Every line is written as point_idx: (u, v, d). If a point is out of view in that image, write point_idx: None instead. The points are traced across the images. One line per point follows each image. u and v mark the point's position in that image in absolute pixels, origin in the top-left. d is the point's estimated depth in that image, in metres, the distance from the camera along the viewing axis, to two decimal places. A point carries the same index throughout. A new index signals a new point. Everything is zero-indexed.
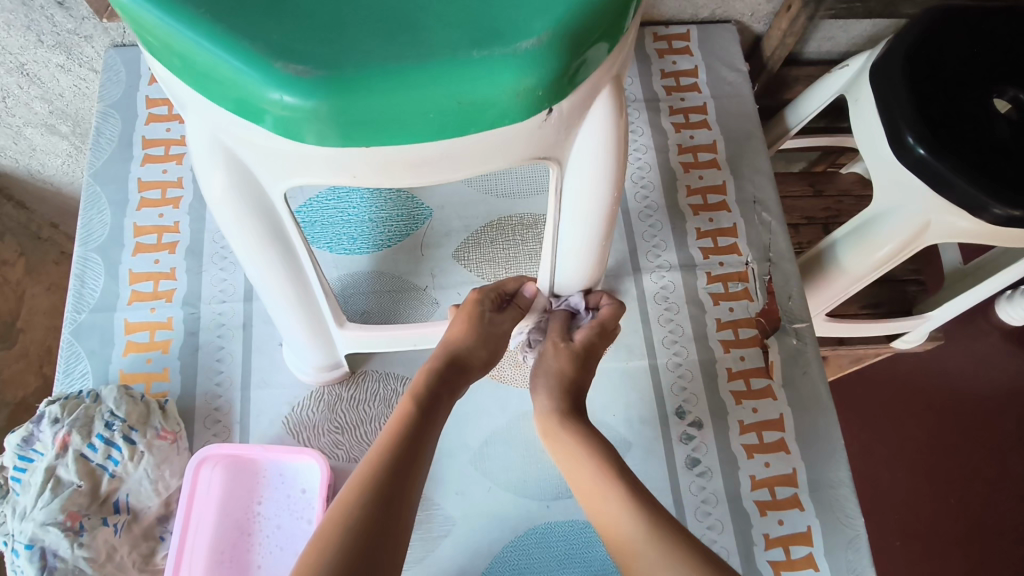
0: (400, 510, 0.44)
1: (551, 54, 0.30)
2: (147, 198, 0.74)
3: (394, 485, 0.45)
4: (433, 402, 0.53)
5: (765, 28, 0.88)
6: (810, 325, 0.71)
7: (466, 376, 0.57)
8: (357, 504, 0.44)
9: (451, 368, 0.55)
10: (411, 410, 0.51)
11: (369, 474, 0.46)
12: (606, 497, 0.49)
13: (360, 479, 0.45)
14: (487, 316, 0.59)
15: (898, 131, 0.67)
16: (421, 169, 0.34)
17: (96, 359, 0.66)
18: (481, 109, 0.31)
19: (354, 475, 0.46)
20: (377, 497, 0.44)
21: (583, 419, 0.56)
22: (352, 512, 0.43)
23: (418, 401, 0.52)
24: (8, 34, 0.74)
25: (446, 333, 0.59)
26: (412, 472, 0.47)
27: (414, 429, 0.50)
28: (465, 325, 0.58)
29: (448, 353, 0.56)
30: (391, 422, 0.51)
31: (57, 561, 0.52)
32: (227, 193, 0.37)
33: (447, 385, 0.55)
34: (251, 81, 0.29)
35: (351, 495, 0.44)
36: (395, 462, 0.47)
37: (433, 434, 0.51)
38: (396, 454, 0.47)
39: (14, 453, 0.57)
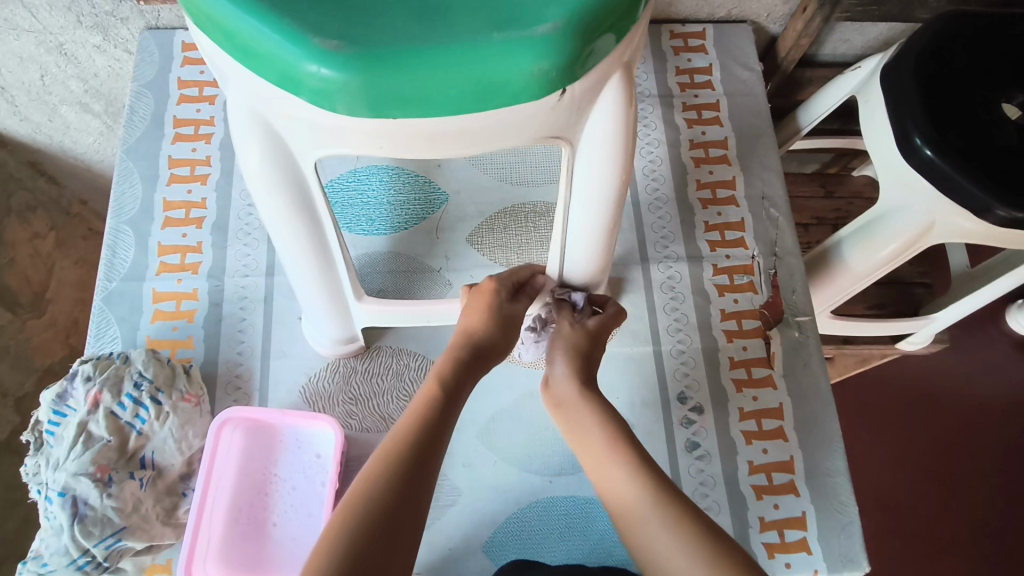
0: (420, 486, 0.47)
1: (565, 40, 0.32)
2: (177, 174, 0.77)
3: (416, 462, 0.48)
4: (456, 387, 0.55)
5: (780, 28, 0.90)
6: (813, 319, 0.73)
7: (485, 365, 0.59)
8: (380, 476, 0.46)
9: (472, 356, 0.58)
10: (434, 392, 0.53)
11: (393, 453, 0.48)
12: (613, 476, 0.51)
13: (387, 455, 0.48)
14: (505, 308, 0.60)
15: (906, 133, 0.69)
16: (443, 142, 0.36)
17: (125, 325, 0.70)
18: (500, 89, 0.33)
19: (379, 450, 0.49)
20: (401, 476, 0.47)
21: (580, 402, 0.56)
22: (374, 485, 0.46)
23: (441, 386, 0.54)
24: (49, 14, 0.78)
25: (463, 320, 0.60)
26: (432, 452, 0.49)
27: (437, 417, 0.52)
28: (483, 313, 0.59)
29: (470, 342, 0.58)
30: (415, 403, 0.53)
31: (88, 509, 0.56)
32: (261, 164, 0.39)
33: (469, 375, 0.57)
34: (291, 56, 0.31)
35: (375, 467, 0.47)
36: (417, 441, 0.49)
37: (454, 417, 0.53)
38: (421, 440, 0.50)
39: (49, 408, 0.60)
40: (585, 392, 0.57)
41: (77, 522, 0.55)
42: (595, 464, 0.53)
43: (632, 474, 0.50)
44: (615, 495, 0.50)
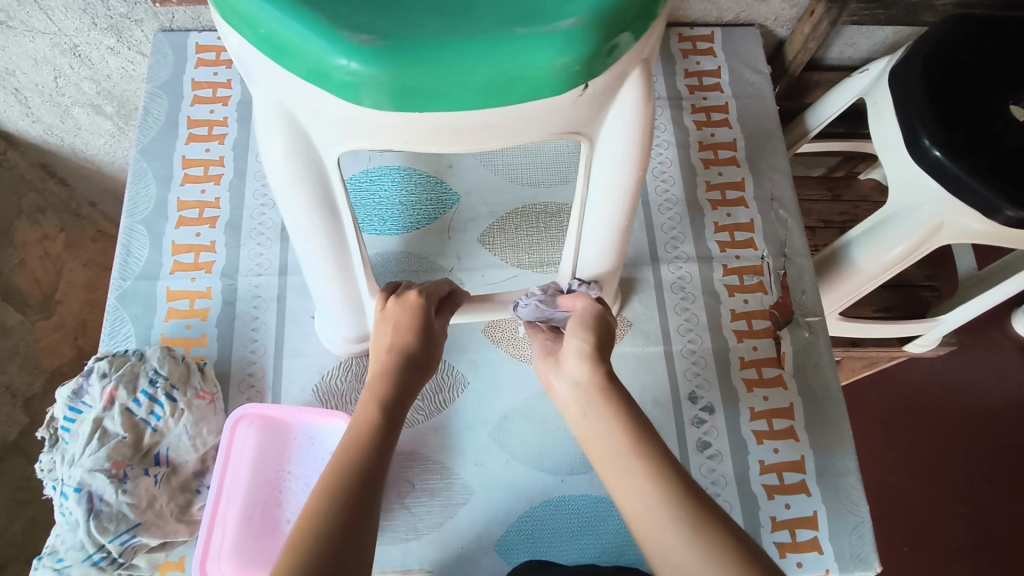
0: (368, 512, 0.44)
1: (588, 36, 0.32)
2: (191, 174, 0.77)
3: (361, 487, 0.45)
4: (395, 402, 0.52)
5: (788, 32, 0.90)
6: (822, 319, 0.74)
7: (422, 376, 0.57)
8: (327, 507, 0.44)
9: (409, 368, 0.55)
10: (374, 412, 0.51)
11: (335, 479, 0.46)
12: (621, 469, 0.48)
13: (330, 484, 0.45)
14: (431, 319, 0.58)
15: (915, 134, 0.69)
16: (467, 135, 0.37)
17: (139, 323, 0.70)
18: (525, 84, 0.33)
19: (321, 479, 0.46)
20: (348, 503, 0.44)
21: (598, 387, 0.54)
22: (321, 515, 0.43)
23: (381, 404, 0.52)
24: (65, 16, 0.78)
25: (382, 330, 0.58)
26: (377, 474, 0.47)
27: (377, 435, 0.49)
28: (408, 322, 0.57)
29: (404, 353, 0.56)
30: (353, 424, 0.50)
31: (103, 505, 0.56)
32: (284, 159, 0.40)
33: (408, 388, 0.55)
34: (320, 51, 0.32)
35: (320, 496, 0.44)
36: (361, 465, 0.47)
37: (396, 433, 0.51)
38: (364, 462, 0.47)
39: (65, 404, 0.60)
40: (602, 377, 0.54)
41: (93, 518, 0.55)
42: (601, 458, 0.50)
43: (646, 471, 0.47)
44: (622, 491, 0.47)
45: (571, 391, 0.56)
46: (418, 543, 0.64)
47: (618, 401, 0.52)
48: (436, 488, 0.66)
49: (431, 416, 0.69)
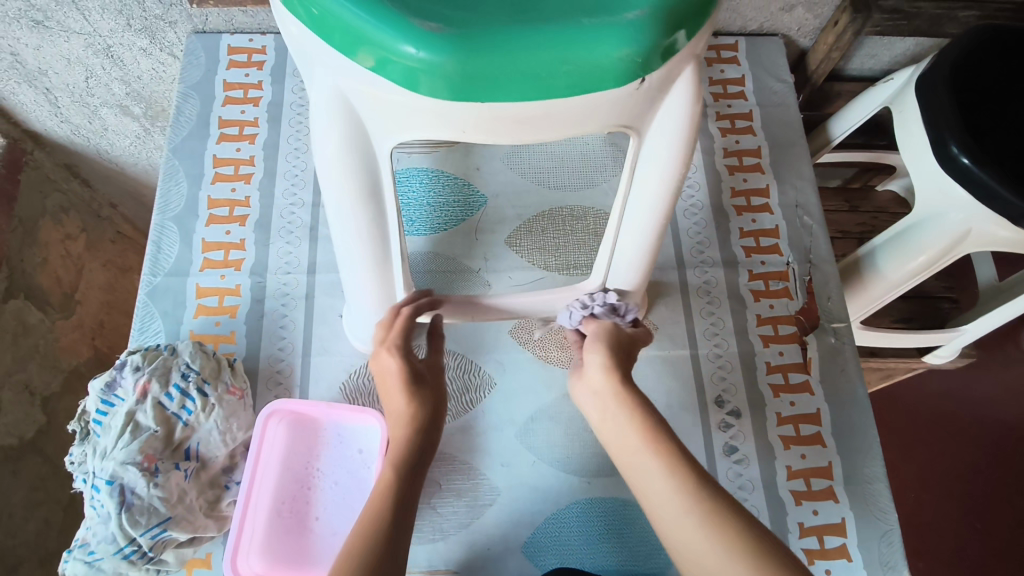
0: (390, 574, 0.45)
1: (651, 28, 0.33)
2: (221, 173, 0.78)
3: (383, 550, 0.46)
4: (409, 464, 0.53)
5: (810, 42, 0.91)
6: (849, 326, 0.74)
7: (435, 429, 0.57)
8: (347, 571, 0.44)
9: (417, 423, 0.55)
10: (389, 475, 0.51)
11: (357, 545, 0.46)
12: (644, 471, 0.50)
13: (349, 550, 0.46)
14: (410, 365, 0.58)
15: (943, 141, 0.70)
16: (525, 126, 0.37)
17: (169, 319, 0.71)
18: (587, 73, 0.34)
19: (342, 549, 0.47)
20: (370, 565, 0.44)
21: (619, 393, 0.54)
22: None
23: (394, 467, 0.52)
24: (101, 17, 0.78)
25: (391, 408, 0.57)
26: (394, 534, 0.47)
27: (391, 507, 0.49)
28: (398, 378, 0.57)
29: (413, 422, 0.55)
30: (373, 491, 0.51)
31: (134, 498, 0.56)
32: (338, 149, 0.40)
33: (421, 455, 0.54)
34: (389, 39, 0.33)
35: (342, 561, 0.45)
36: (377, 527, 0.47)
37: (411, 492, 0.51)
38: (380, 522, 0.48)
39: (98, 397, 0.61)
40: (624, 381, 0.55)
41: (125, 510, 0.55)
42: (628, 461, 0.52)
43: (669, 470, 0.48)
44: (649, 492, 0.49)
45: (591, 400, 0.57)
46: (444, 544, 0.64)
47: (635, 402, 0.53)
48: (462, 488, 0.66)
49: (458, 416, 0.69)
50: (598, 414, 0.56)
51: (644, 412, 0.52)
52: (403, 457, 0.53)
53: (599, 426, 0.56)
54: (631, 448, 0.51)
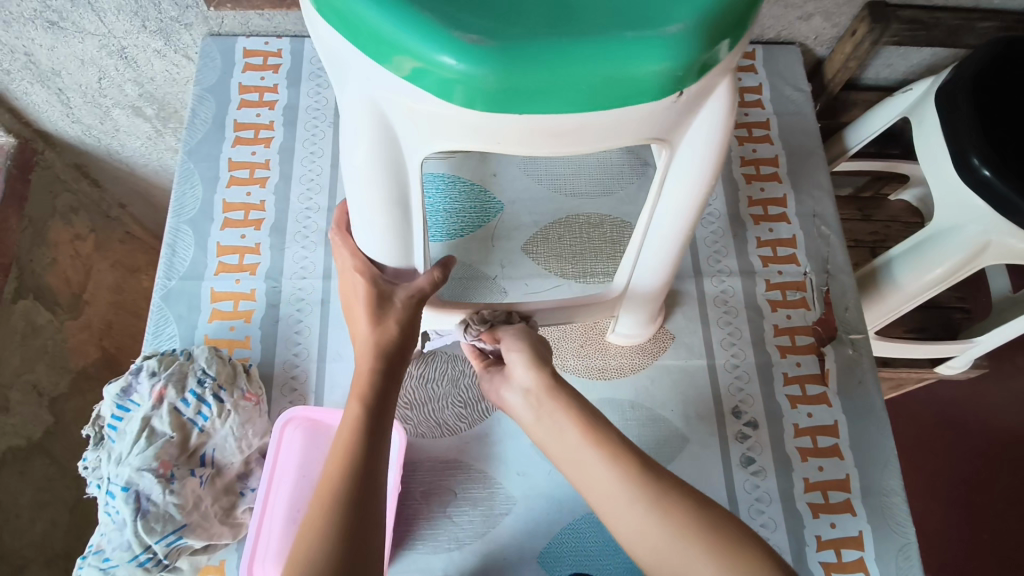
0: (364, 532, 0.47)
1: (694, 41, 0.32)
2: (236, 177, 0.78)
3: (354, 510, 0.47)
4: (378, 409, 0.52)
5: (827, 51, 0.90)
6: (867, 337, 0.73)
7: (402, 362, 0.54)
8: (321, 535, 0.46)
9: (387, 363, 0.53)
10: (356, 422, 0.50)
11: (329, 504, 0.47)
12: (588, 466, 0.51)
13: (320, 511, 0.47)
14: (380, 294, 0.53)
15: (963, 153, 0.69)
16: (561, 139, 0.36)
17: (183, 323, 0.70)
18: (627, 87, 0.33)
19: (312, 507, 0.48)
20: (343, 529, 0.46)
21: (553, 391, 0.54)
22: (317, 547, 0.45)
23: (361, 411, 0.51)
24: (116, 18, 0.77)
25: (356, 332, 0.54)
26: (367, 492, 0.48)
27: (360, 458, 0.49)
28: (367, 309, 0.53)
29: (379, 356, 0.53)
30: (339, 439, 0.51)
31: (150, 505, 0.55)
32: (369, 158, 0.40)
33: (387, 390, 0.53)
34: (428, 51, 0.32)
35: (314, 526, 0.46)
36: (350, 485, 0.48)
37: (382, 439, 0.51)
38: (350, 479, 0.48)
39: (113, 402, 0.60)
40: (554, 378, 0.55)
41: (140, 517, 0.55)
42: (569, 458, 0.52)
43: (613, 461, 0.50)
44: (593, 485, 0.50)
45: (522, 400, 0.57)
46: (459, 553, 0.63)
47: (567, 400, 0.54)
48: (478, 497, 0.65)
49: (473, 424, 0.69)
50: (533, 413, 0.56)
51: (579, 406, 0.53)
52: (372, 395, 0.52)
53: (535, 426, 0.56)
54: (570, 444, 0.52)
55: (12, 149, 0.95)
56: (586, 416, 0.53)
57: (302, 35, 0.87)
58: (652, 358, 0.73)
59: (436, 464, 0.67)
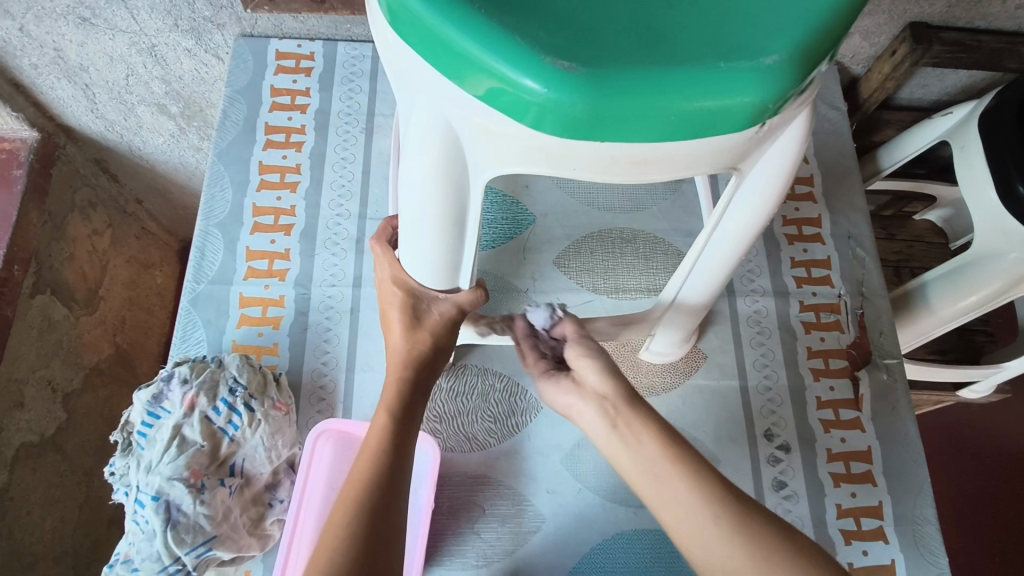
0: (386, 539, 0.43)
1: (786, 74, 0.32)
2: (267, 180, 0.77)
3: (381, 515, 0.44)
4: (408, 415, 0.50)
5: (862, 69, 0.89)
6: (901, 362, 0.72)
7: (434, 374, 0.53)
8: (344, 537, 0.43)
9: (421, 370, 0.52)
10: (386, 425, 0.48)
11: (353, 506, 0.44)
12: (664, 486, 0.45)
13: (342, 513, 0.44)
14: (420, 307, 0.52)
15: (1009, 181, 0.69)
16: (637, 167, 0.36)
17: (211, 329, 0.69)
18: (714, 118, 0.33)
19: (334, 508, 0.45)
20: (366, 533, 0.43)
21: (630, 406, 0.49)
22: (337, 550, 0.42)
23: (392, 415, 0.49)
24: (148, 16, 0.75)
25: (389, 339, 0.53)
26: (395, 496, 0.45)
27: (390, 461, 0.46)
28: (403, 318, 0.52)
29: (410, 366, 0.51)
30: (367, 442, 0.48)
31: (181, 515, 0.54)
32: (433, 177, 0.39)
33: (417, 398, 0.51)
34: (516, 76, 0.31)
35: (336, 528, 0.43)
36: (378, 486, 0.45)
37: (411, 445, 0.49)
38: (378, 481, 0.45)
39: (143, 408, 0.59)
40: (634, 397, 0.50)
41: (170, 528, 0.54)
42: (637, 468, 0.47)
43: (689, 479, 0.44)
44: (668, 512, 0.45)
45: (595, 414, 0.50)
46: (487, 570, 0.63)
47: (645, 416, 0.48)
48: (506, 514, 0.65)
49: (503, 439, 0.68)
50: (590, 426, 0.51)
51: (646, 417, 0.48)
52: (401, 405, 0.50)
53: (602, 442, 0.50)
54: (644, 455, 0.47)
55: (36, 143, 0.91)
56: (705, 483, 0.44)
57: (335, 39, 0.86)
58: (684, 376, 0.72)
59: (465, 479, 0.66)
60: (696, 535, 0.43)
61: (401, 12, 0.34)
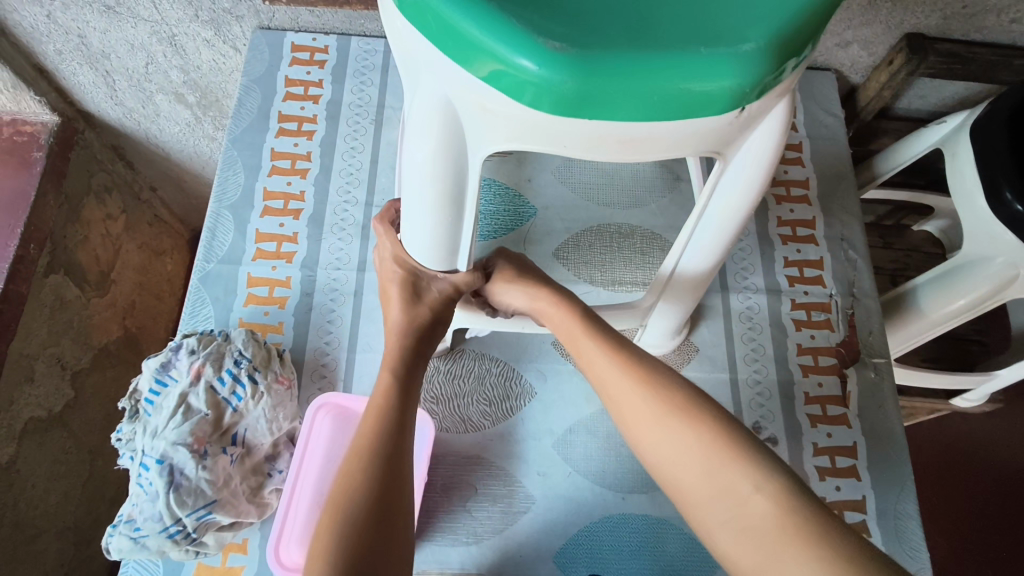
0: (398, 485, 0.45)
1: (763, 60, 0.34)
2: (278, 166, 0.80)
3: (392, 464, 0.46)
4: (410, 375, 0.52)
5: (861, 79, 0.91)
6: (889, 362, 0.74)
7: (431, 344, 0.56)
8: (361, 480, 0.45)
9: (421, 340, 0.55)
10: (390, 382, 0.51)
11: (366, 452, 0.46)
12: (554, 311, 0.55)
13: (355, 461, 0.46)
14: (420, 285, 0.54)
15: (997, 188, 0.70)
16: (627, 146, 0.38)
17: (219, 306, 0.72)
18: (696, 100, 0.35)
19: (346, 457, 0.47)
20: (380, 479, 0.45)
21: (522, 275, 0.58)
22: (355, 493, 0.44)
23: (394, 374, 0.52)
24: (170, 7, 0.78)
25: (388, 313, 0.56)
26: (403, 446, 0.48)
27: (396, 410, 0.49)
28: (404, 291, 0.54)
29: (410, 335, 0.54)
30: (372, 398, 0.50)
31: (183, 479, 0.57)
32: (434, 156, 0.42)
33: (416, 363, 0.54)
34: (512, 55, 0.33)
35: (352, 472, 0.45)
36: (388, 437, 0.47)
37: (415, 402, 0.51)
38: (389, 431, 0.47)
39: (152, 376, 0.62)
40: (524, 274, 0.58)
41: (173, 490, 0.56)
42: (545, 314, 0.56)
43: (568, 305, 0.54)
44: (563, 331, 0.54)
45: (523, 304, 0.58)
46: (477, 547, 0.64)
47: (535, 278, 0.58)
48: (497, 494, 0.66)
49: (497, 422, 0.70)
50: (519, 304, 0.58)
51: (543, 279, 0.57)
52: (401, 366, 0.53)
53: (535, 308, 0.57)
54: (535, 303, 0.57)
55: (56, 127, 0.94)
56: (625, 353, 0.49)
57: (348, 33, 0.89)
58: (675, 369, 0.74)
59: (458, 459, 0.68)
60: (620, 400, 0.47)
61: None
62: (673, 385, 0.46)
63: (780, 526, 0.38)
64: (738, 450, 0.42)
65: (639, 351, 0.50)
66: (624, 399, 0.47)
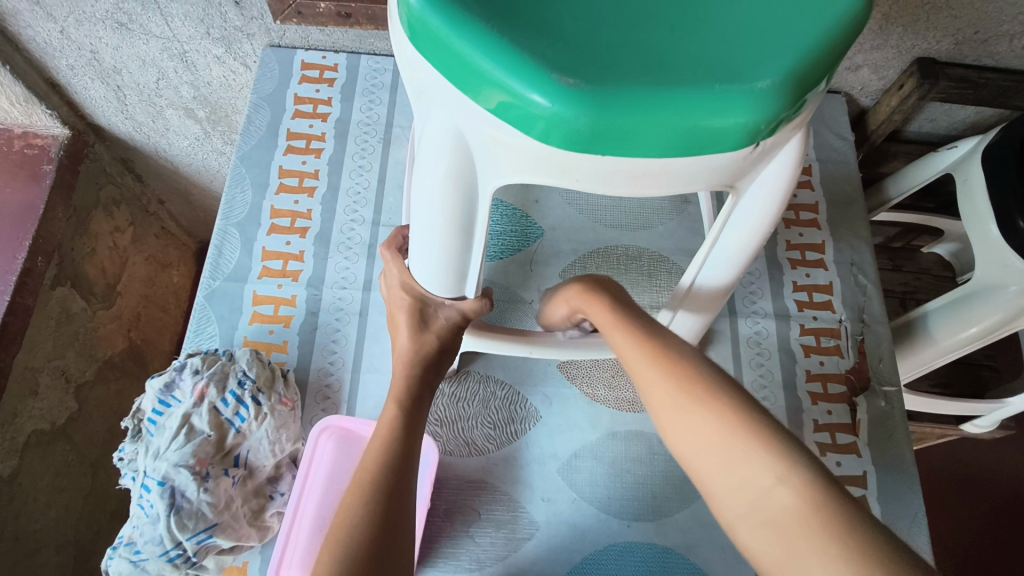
0: (400, 521, 0.44)
1: (778, 97, 0.34)
2: (286, 184, 0.80)
3: (395, 500, 0.45)
4: (416, 407, 0.52)
5: (870, 102, 0.91)
6: (899, 390, 0.73)
7: (438, 374, 0.56)
8: (361, 515, 0.43)
9: (427, 369, 0.54)
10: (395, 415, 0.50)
11: (368, 487, 0.45)
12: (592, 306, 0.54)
13: (354, 495, 0.45)
14: (427, 312, 0.54)
15: (1010, 216, 0.70)
16: (639, 180, 0.38)
17: (224, 324, 0.72)
18: (710, 136, 0.35)
19: (347, 490, 0.46)
20: (382, 515, 0.44)
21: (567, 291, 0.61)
22: (356, 528, 0.43)
23: (402, 406, 0.51)
24: (182, 24, 0.78)
25: (396, 342, 0.56)
26: (407, 482, 0.47)
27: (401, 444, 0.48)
28: (413, 320, 0.54)
29: (416, 364, 0.54)
30: (378, 430, 0.50)
31: (184, 501, 0.56)
32: (443, 185, 0.41)
33: (423, 393, 0.53)
34: (525, 90, 0.33)
35: (351, 506, 0.44)
36: (392, 473, 0.46)
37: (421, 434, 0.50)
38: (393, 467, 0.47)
39: (156, 396, 0.62)
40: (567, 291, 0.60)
41: (174, 513, 0.55)
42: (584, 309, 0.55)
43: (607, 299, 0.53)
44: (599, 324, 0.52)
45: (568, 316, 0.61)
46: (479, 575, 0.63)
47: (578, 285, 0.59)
48: (501, 519, 0.66)
49: (502, 445, 0.69)
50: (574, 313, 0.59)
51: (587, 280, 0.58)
52: (408, 398, 0.52)
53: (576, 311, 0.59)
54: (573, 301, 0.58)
55: (67, 140, 0.94)
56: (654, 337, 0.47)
57: (358, 52, 0.90)
58: None
59: (461, 483, 0.67)
60: (643, 385, 0.45)
61: (418, 28, 0.36)
62: (697, 366, 0.43)
63: (804, 520, 0.34)
64: (757, 434, 0.38)
65: (668, 335, 0.47)
66: (647, 383, 0.44)
